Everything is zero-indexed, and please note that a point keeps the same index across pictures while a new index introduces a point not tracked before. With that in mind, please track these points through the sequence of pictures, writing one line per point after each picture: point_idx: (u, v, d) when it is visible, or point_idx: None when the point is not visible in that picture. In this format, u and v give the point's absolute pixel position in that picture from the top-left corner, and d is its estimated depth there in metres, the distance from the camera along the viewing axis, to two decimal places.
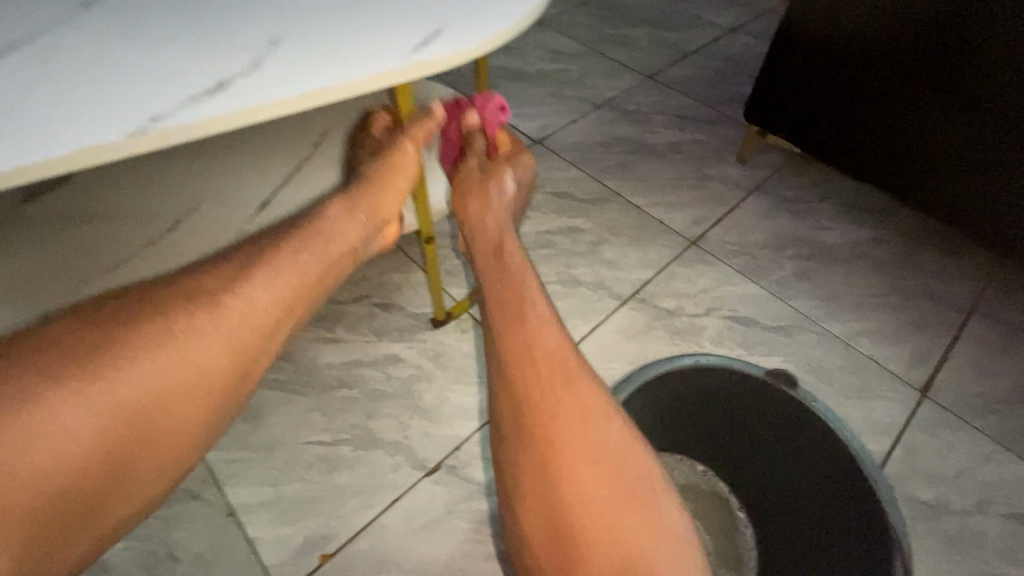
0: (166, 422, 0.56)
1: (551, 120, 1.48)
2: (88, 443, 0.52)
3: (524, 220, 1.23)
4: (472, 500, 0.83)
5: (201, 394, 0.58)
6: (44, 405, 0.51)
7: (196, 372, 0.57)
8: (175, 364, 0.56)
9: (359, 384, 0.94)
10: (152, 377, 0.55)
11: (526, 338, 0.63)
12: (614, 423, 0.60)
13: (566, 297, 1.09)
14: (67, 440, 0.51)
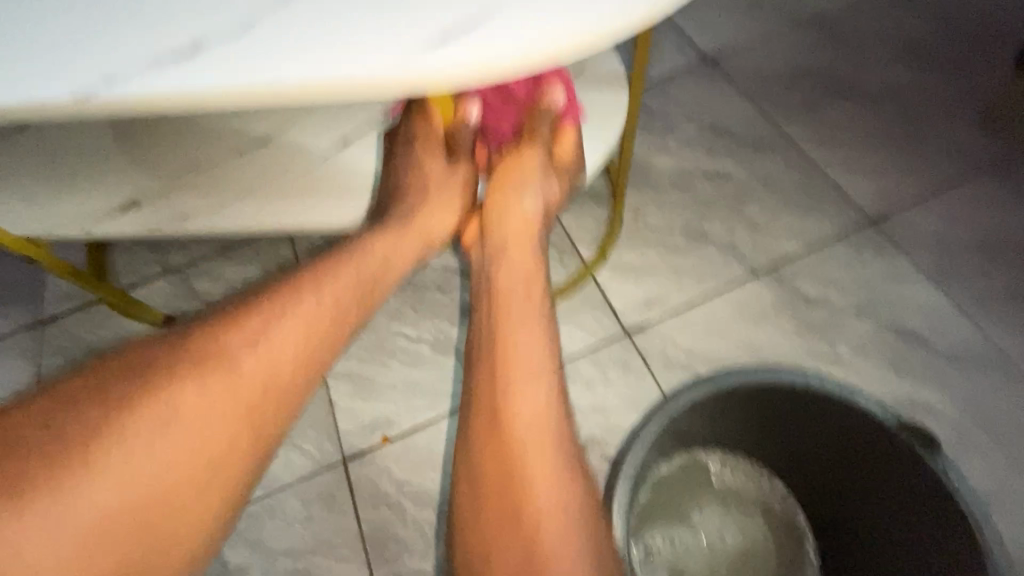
0: (269, 355, 0.49)
1: (737, 33, 1.22)
2: (100, 522, 0.42)
3: (665, 154, 1.08)
4: None
5: (208, 467, 0.46)
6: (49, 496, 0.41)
7: (221, 428, 0.46)
8: (193, 432, 0.45)
9: (451, 291, 0.95)
10: (172, 448, 0.44)
11: (493, 375, 0.51)
12: (553, 481, 0.47)
13: (687, 253, 0.96)
14: (75, 531, 0.41)
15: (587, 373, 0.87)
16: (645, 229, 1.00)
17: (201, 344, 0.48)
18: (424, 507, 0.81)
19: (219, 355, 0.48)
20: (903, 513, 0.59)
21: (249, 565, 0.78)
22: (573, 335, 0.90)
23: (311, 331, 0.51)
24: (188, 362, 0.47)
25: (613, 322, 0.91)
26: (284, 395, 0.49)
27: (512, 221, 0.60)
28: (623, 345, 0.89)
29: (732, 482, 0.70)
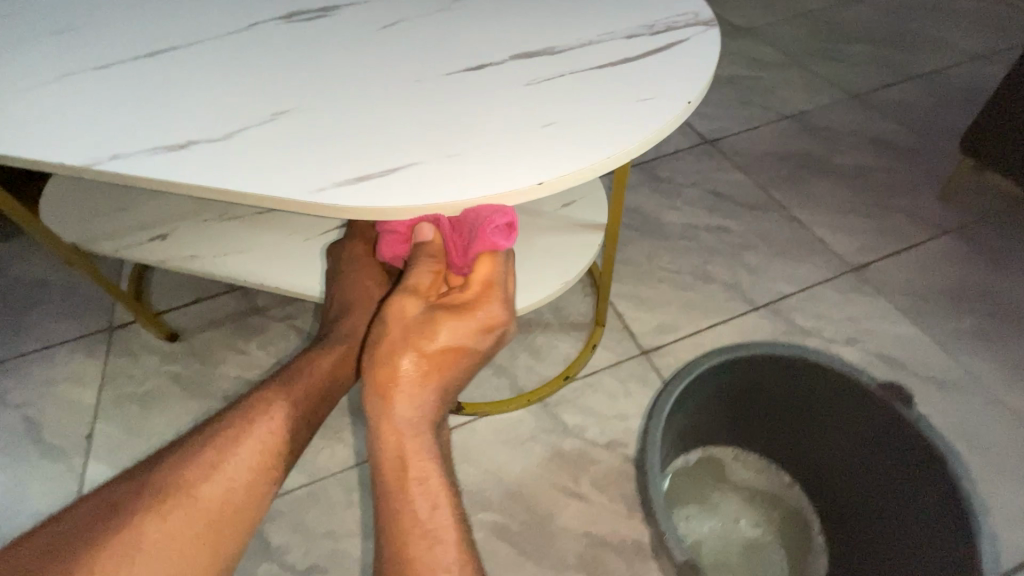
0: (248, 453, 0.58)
1: (730, 123, 1.46)
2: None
3: (673, 210, 1.26)
4: (555, 434, 0.91)
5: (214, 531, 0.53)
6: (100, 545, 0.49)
7: (203, 516, 0.53)
8: (185, 515, 0.52)
9: None
10: (170, 532, 0.51)
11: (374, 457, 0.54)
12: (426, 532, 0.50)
13: (695, 289, 1.10)
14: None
15: (610, 384, 0.97)
16: (658, 269, 1.15)
17: (171, 462, 0.56)
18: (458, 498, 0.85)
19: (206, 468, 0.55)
20: (884, 482, 0.67)
21: (289, 546, 0.82)
22: (596, 352, 1.01)
23: (258, 457, 0.58)
24: (169, 486, 0.54)
25: (632, 343, 1.02)
26: (261, 488, 0.57)
27: (405, 366, 0.56)
28: (641, 362, 1.00)
29: (744, 476, 0.79)
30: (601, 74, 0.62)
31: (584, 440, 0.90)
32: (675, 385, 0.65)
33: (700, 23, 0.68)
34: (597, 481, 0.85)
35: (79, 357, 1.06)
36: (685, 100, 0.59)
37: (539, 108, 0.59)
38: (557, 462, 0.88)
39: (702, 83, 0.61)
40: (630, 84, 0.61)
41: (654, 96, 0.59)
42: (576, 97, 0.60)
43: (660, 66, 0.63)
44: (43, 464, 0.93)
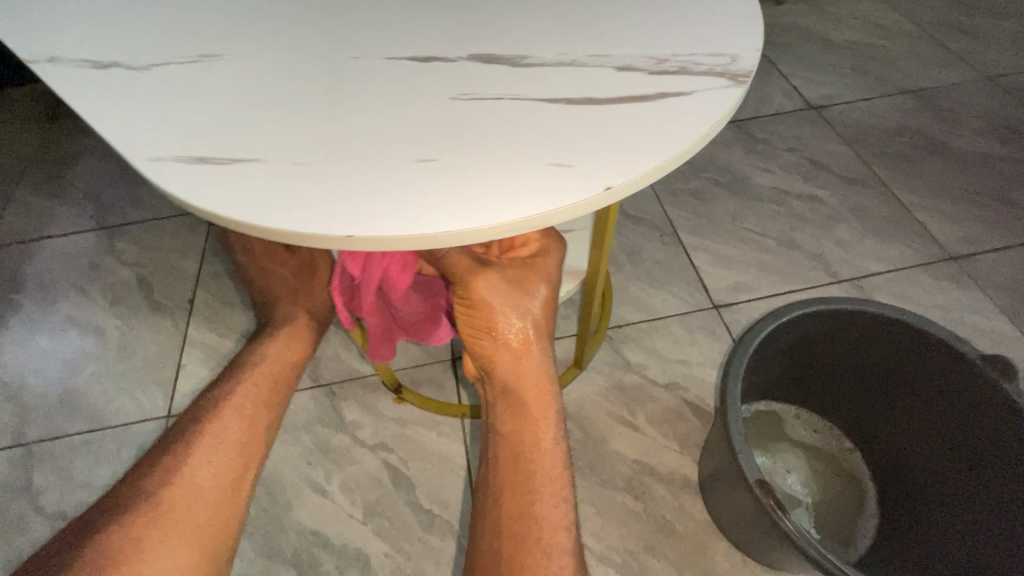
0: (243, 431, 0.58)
1: (841, 91, 1.38)
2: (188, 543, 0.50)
3: (766, 173, 1.22)
4: (616, 368, 0.93)
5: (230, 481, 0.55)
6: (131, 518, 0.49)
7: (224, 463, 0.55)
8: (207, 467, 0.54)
9: None
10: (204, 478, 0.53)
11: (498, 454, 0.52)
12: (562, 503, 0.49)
13: (777, 255, 1.08)
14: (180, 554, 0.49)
15: (677, 332, 0.98)
16: (741, 230, 1.12)
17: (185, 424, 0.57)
18: None
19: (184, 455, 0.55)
20: (953, 463, 0.66)
21: (359, 423, 0.88)
22: (666, 300, 1.02)
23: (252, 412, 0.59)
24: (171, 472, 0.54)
25: (705, 297, 1.02)
26: (263, 448, 0.58)
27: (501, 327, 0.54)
28: (712, 316, 1.00)
29: (804, 436, 0.80)
30: (537, 107, 0.44)
31: (644, 378, 0.92)
32: (767, 322, 0.65)
33: (714, 83, 0.45)
34: (652, 417, 0.88)
35: (184, 231, 1.16)
36: (606, 181, 0.39)
37: (428, 134, 0.42)
38: (615, 393, 0.90)
39: (653, 169, 0.40)
40: (577, 143, 0.41)
41: (587, 161, 0.40)
42: (476, 136, 0.42)
43: (622, 114, 0.43)
44: (155, 319, 1.03)
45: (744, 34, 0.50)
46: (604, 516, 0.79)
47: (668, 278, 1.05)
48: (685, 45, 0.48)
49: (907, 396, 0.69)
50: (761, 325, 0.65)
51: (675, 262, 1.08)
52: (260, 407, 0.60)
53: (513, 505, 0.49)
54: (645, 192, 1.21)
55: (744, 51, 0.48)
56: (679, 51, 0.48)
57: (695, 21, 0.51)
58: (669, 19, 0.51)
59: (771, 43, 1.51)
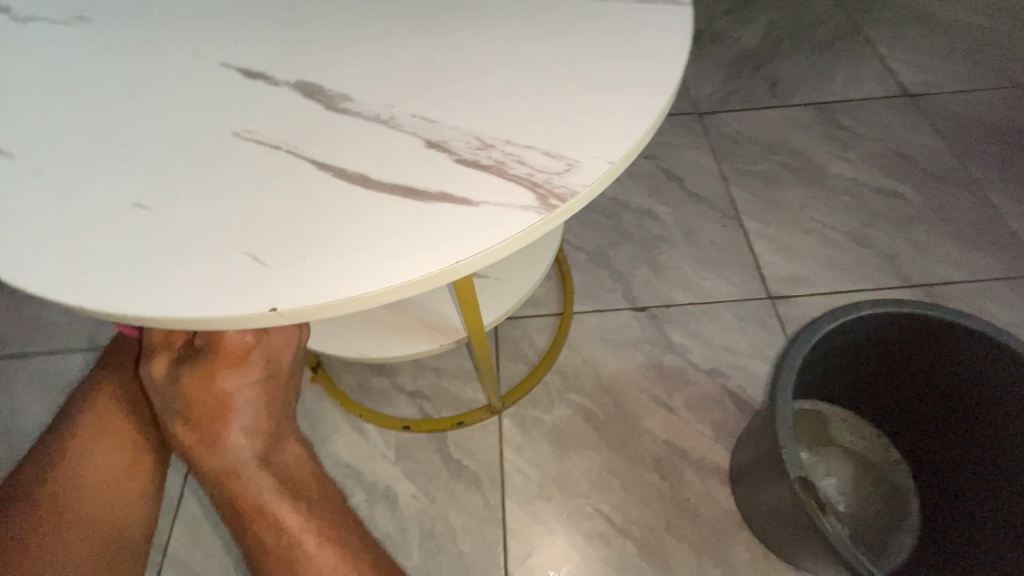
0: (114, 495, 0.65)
1: (943, 79, 1.25)
2: (91, 555, 0.60)
3: (845, 162, 1.14)
4: (658, 348, 0.91)
5: (124, 489, 0.66)
6: (40, 544, 0.58)
7: (114, 467, 0.66)
8: (107, 488, 0.65)
9: (615, 218, 1.08)
10: (96, 494, 0.64)
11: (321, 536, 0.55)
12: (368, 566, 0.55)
13: (844, 250, 1.02)
14: (91, 560, 0.59)
15: (725, 318, 0.94)
16: (809, 220, 1.06)
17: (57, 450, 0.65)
18: (554, 373, 0.89)
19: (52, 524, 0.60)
20: (992, 502, 0.61)
21: (398, 369, 0.90)
22: (718, 285, 0.98)
23: (124, 437, 0.68)
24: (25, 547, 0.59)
25: (760, 286, 0.98)
26: (147, 471, 0.69)
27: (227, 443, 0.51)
28: (765, 306, 0.96)
29: (852, 442, 0.76)
30: (284, 208, 0.39)
31: (685, 361, 0.90)
32: (841, 317, 0.61)
33: (515, 198, 0.39)
34: (688, 400, 0.86)
35: None
36: (276, 300, 0.36)
37: (167, 210, 0.40)
38: (654, 373, 0.89)
39: (357, 297, 0.36)
40: (296, 260, 0.37)
41: (283, 281, 0.36)
42: (203, 220, 0.39)
43: (365, 233, 0.38)
44: None
45: (615, 135, 0.42)
46: (629, 491, 0.79)
47: (723, 262, 1.01)
48: (533, 130, 0.43)
49: (949, 412, 0.66)
50: (836, 317, 0.61)
51: (733, 246, 1.03)
52: (133, 449, 0.68)
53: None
54: (709, 170, 1.15)
55: (595, 159, 0.41)
56: (524, 137, 0.42)
57: (570, 104, 0.44)
58: (554, 86, 0.45)
59: (870, 18, 1.38)
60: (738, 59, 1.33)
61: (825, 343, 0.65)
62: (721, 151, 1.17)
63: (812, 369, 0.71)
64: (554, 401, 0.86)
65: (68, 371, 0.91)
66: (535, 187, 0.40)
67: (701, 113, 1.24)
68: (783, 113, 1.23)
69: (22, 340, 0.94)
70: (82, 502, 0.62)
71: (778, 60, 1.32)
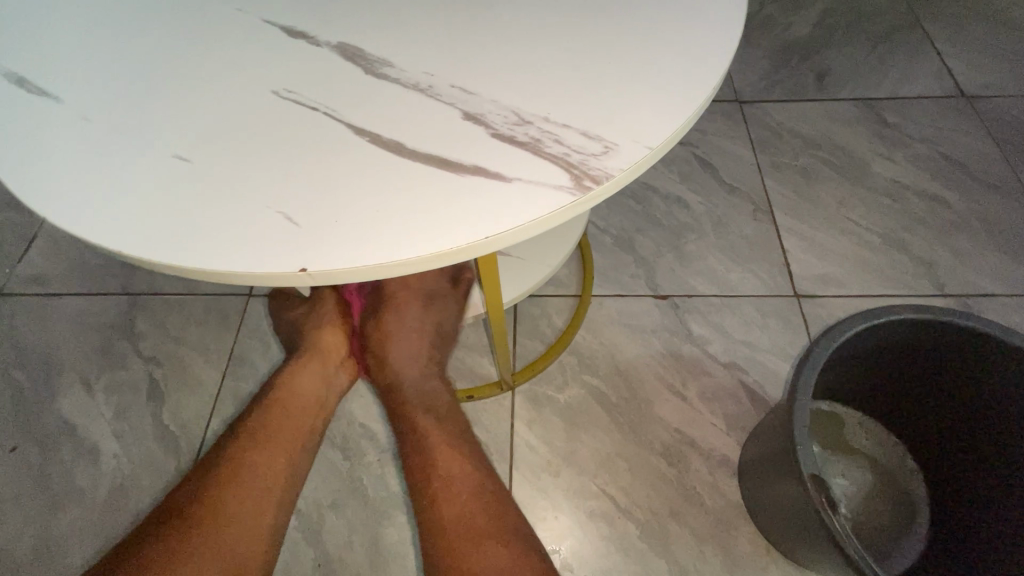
0: (258, 502, 0.58)
1: (1004, 82, 1.19)
2: (256, 530, 0.57)
3: (889, 162, 1.10)
4: (677, 337, 0.91)
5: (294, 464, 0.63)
6: (220, 500, 0.56)
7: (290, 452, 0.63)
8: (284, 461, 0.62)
9: (644, 203, 1.06)
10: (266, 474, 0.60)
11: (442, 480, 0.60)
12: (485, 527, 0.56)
13: (878, 253, 0.99)
14: (248, 538, 0.56)
15: (748, 313, 0.93)
16: (844, 219, 1.03)
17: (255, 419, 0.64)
18: (570, 353, 0.89)
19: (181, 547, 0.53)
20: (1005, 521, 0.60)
21: None
22: (744, 278, 0.97)
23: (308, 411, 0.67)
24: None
25: (787, 282, 0.96)
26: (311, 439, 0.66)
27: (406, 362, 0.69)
28: (790, 303, 0.94)
29: (861, 442, 0.76)
30: (326, 170, 0.40)
31: (704, 352, 0.89)
32: (870, 319, 0.60)
33: (549, 177, 0.39)
34: (703, 391, 0.86)
35: None
36: (307, 261, 0.36)
37: (202, 165, 0.40)
38: (670, 361, 0.89)
39: (386, 266, 0.36)
40: (334, 221, 0.38)
41: (323, 246, 0.37)
42: (243, 180, 0.39)
43: (400, 201, 0.38)
44: None
45: (653, 120, 0.41)
46: (636, 474, 0.80)
47: (751, 255, 0.99)
48: (569, 111, 0.42)
49: (970, 434, 0.65)
50: (866, 318, 0.60)
51: (763, 240, 1.01)
52: (301, 423, 0.65)
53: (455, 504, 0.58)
54: (745, 161, 1.12)
55: (632, 143, 0.40)
56: (561, 116, 0.42)
57: (611, 85, 0.43)
58: (591, 68, 0.44)
59: (932, 12, 1.31)
60: (786, 47, 1.28)
61: (851, 344, 0.64)
62: (760, 142, 1.14)
63: (832, 370, 0.70)
64: (568, 380, 0.87)
65: (104, 313, 0.94)
66: (573, 166, 0.39)
67: (742, 101, 1.21)
68: (828, 106, 1.19)
69: (61, 280, 0.98)
70: (262, 476, 0.59)
71: (829, 51, 1.27)
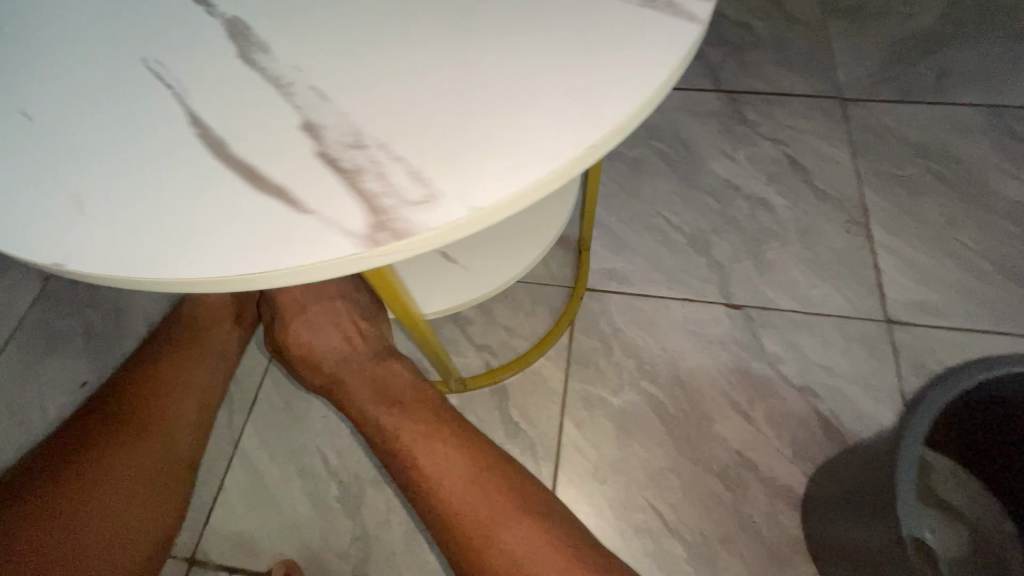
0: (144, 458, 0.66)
1: None
2: (144, 489, 0.65)
3: (1012, 181, 0.97)
4: (747, 352, 0.84)
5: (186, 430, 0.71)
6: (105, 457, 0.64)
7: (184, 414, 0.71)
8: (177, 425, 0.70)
9: (724, 203, 0.99)
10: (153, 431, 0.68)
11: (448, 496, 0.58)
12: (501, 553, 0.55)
13: (989, 284, 0.88)
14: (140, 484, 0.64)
15: (830, 334, 0.85)
16: (953, 241, 0.92)
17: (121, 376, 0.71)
18: (630, 356, 0.84)
19: (101, 469, 0.63)
20: None
21: (472, 320, 0.89)
22: (829, 296, 0.88)
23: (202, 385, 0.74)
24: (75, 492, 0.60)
25: (878, 306, 0.87)
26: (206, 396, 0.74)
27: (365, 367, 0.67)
28: (880, 329, 0.85)
29: (954, 497, 0.68)
30: (174, 160, 0.36)
31: (775, 372, 0.83)
32: (997, 366, 0.51)
33: (418, 191, 0.34)
34: (770, 414, 0.80)
35: None
36: (121, 266, 0.34)
37: (51, 139, 0.38)
38: (737, 377, 0.83)
39: (210, 280, 0.33)
40: (245, 207, 0.35)
41: (179, 251, 0.34)
42: (140, 157, 0.37)
43: (327, 188, 0.35)
44: None
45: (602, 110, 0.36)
46: (687, 494, 0.75)
47: (839, 271, 0.91)
48: (501, 99, 0.37)
49: None
50: (992, 365, 0.51)
51: (854, 256, 0.92)
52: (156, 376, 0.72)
53: (489, 515, 0.56)
54: (842, 165, 1.02)
55: (529, 153, 0.35)
56: (491, 102, 0.37)
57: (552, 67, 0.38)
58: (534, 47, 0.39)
59: None
60: (905, 40, 1.14)
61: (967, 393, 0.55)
62: (862, 146, 1.03)
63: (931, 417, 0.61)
64: (624, 384, 0.82)
65: None
66: (499, 161, 0.35)
67: (845, 99, 1.09)
68: (947, 111, 1.06)
69: None
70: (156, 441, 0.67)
71: (954, 48, 1.12)
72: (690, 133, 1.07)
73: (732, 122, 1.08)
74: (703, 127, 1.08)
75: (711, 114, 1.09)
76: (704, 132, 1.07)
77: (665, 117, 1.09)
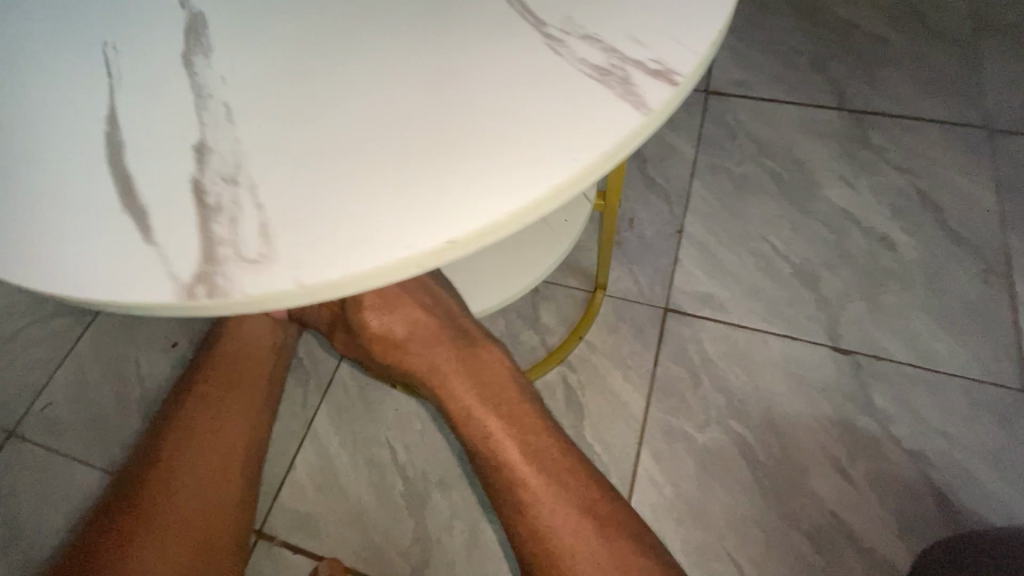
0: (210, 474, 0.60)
1: None
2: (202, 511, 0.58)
3: None
4: (853, 404, 0.77)
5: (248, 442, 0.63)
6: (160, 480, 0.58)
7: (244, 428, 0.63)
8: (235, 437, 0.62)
9: (839, 235, 0.90)
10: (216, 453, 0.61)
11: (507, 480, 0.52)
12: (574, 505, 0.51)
13: None
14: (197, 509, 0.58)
15: (953, 396, 0.76)
16: None
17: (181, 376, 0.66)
18: (719, 391, 0.79)
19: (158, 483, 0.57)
20: None
21: (553, 330, 0.86)
22: (955, 352, 0.79)
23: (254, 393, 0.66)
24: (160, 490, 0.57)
25: (1014, 371, 0.77)
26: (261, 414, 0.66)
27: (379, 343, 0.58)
28: (1013, 398, 0.75)
29: None
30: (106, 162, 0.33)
31: (884, 430, 0.75)
32: None
33: (347, 227, 0.31)
34: (875, 477, 0.72)
35: None
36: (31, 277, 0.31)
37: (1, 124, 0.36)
38: (839, 430, 0.75)
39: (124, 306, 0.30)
40: (202, 213, 0.32)
41: (95, 267, 0.31)
42: (82, 152, 0.34)
43: (286, 204, 0.31)
44: None
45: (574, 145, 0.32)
46: (770, 550, 0.70)
47: (970, 326, 0.81)
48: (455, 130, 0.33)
49: None
50: None
51: (990, 311, 0.82)
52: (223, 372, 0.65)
53: (549, 523, 0.50)
54: (983, 206, 0.90)
55: (461, 204, 0.31)
56: (447, 135, 0.33)
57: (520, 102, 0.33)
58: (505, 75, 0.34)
59: None
60: None
61: None
62: (1009, 186, 0.91)
63: None
64: (711, 420, 0.77)
65: None
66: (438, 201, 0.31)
67: (993, 130, 0.97)
68: None
69: None
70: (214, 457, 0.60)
71: None
72: (806, 154, 0.98)
73: (855, 146, 0.98)
74: (821, 148, 0.99)
75: (831, 135, 1.00)
76: (822, 154, 0.98)
77: (779, 135, 1.01)
